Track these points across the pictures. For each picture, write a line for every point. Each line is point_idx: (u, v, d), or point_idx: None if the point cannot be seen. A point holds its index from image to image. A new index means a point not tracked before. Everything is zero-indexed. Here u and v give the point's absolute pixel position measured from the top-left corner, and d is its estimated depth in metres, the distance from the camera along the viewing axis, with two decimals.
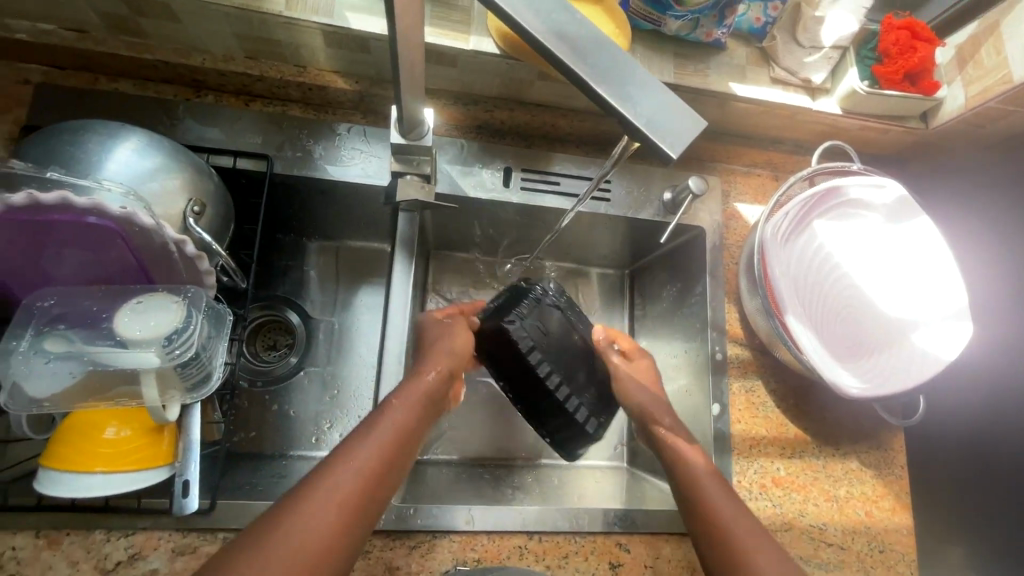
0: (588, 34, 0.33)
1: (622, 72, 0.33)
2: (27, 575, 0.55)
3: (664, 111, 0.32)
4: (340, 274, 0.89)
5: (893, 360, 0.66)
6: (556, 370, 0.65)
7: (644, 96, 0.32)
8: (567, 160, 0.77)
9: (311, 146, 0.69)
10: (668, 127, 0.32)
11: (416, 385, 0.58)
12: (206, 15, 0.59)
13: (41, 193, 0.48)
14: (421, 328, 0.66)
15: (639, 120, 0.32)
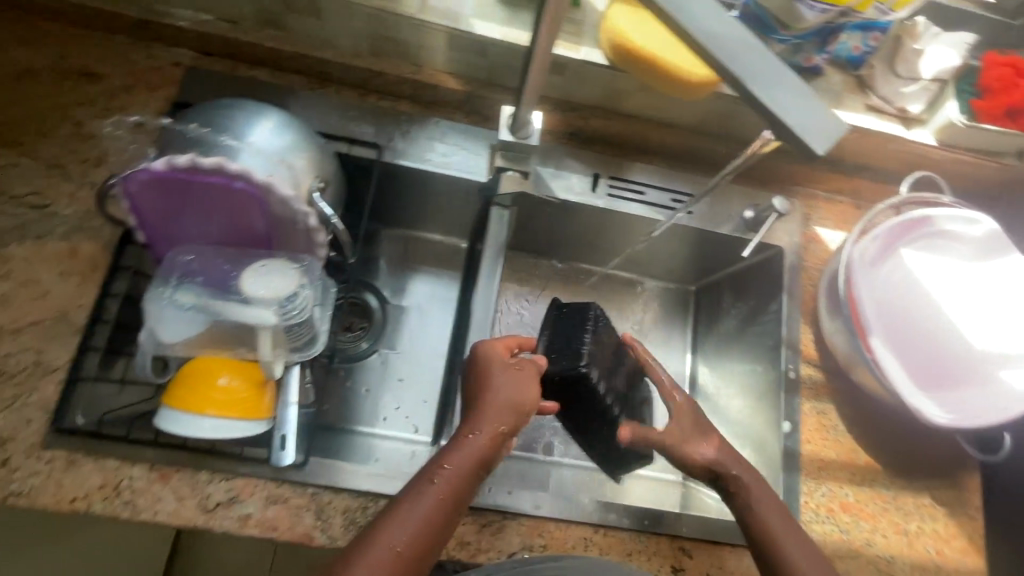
0: (745, 43, 0.35)
1: (772, 76, 0.35)
2: (140, 503, 0.60)
3: (811, 115, 0.35)
4: (422, 264, 0.93)
5: (977, 395, 0.65)
6: (619, 401, 0.67)
7: (793, 100, 0.35)
8: (652, 171, 0.80)
9: (419, 139, 0.74)
10: (815, 129, 0.34)
11: (465, 449, 0.57)
12: (348, 14, 0.66)
13: (200, 158, 0.55)
14: (486, 365, 0.63)
15: (789, 122, 0.34)
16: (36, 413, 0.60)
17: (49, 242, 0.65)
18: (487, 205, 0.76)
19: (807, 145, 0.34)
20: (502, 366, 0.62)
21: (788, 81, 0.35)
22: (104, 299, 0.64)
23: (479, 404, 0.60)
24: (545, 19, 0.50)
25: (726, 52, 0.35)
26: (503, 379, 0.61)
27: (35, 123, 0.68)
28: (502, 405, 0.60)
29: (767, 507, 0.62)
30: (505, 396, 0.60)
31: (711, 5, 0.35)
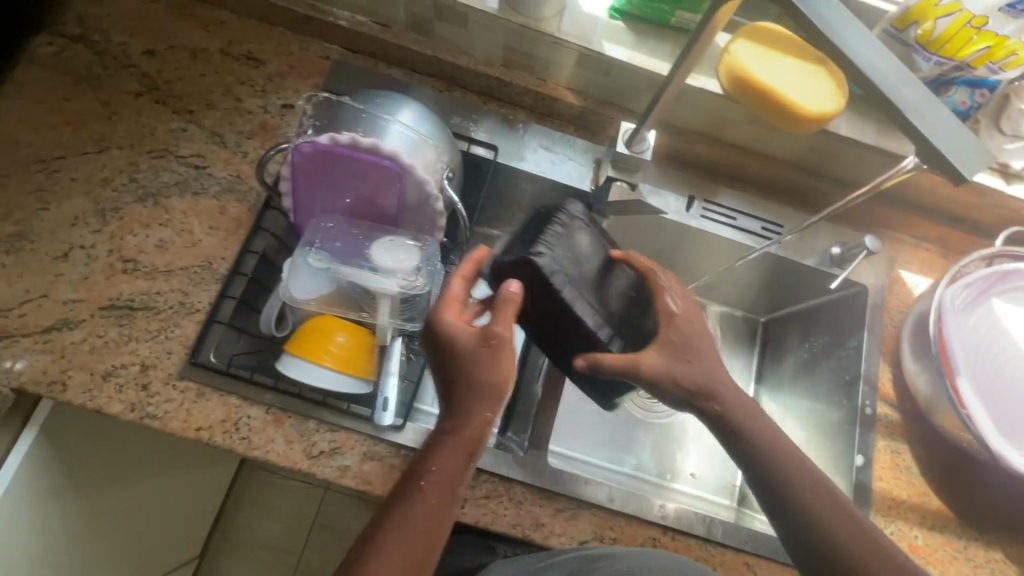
0: (900, 80, 0.42)
1: (919, 111, 0.42)
2: (254, 441, 0.65)
3: (963, 144, 0.41)
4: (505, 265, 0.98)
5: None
6: (583, 297, 0.59)
7: (947, 130, 0.41)
8: (743, 198, 0.84)
9: (529, 143, 0.81)
10: (964, 152, 0.41)
11: (451, 451, 0.56)
12: (492, 27, 0.73)
13: (359, 138, 0.62)
14: (447, 333, 0.58)
15: (943, 148, 0.41)
16: (176, 347, 0.67)
17: (203, 199, 0.73)
18: (588, 212, 0.81)
19: (956, 169, 0.41)
20: (473, 349, 0.58)
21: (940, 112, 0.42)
22: (244, 254, 0.71)
23: (459, 398, 0.57)
24: (694, 43, 0.57)
25: (886, 91, 0.42)
26: (480, 369, 0.57)
27: (203, 95, 0.77)
28: (484, 397, 0.57)
29: (834, 516, 0.58)
30: (485, 386, 0.57)
31: (878, 48, 0.43)
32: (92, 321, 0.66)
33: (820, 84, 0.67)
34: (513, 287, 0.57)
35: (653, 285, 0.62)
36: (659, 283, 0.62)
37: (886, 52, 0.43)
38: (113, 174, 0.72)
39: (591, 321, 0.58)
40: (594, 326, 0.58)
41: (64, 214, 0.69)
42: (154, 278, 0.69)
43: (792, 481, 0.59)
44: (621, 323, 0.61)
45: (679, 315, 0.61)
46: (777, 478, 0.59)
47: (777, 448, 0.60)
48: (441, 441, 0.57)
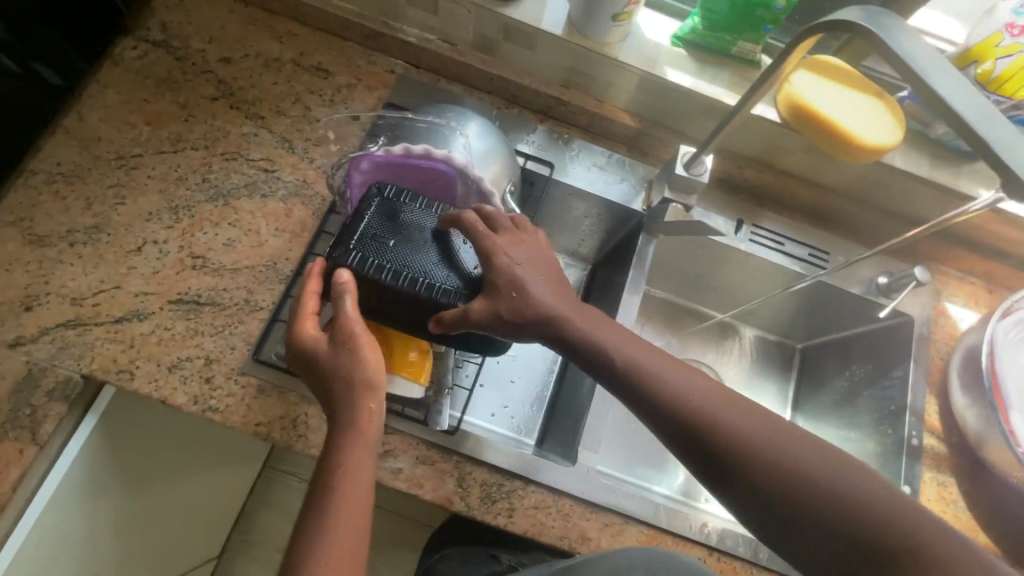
0: (987, 118, 0.44)
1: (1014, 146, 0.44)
2: (311, 439, 0.66)
3: None
4: None
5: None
6: (401, 268, 0.58)
7: None
8: (789, 225, 0.86)
9: (582, 160, 0.83)
10: None
11: (346, 448, 0.54)
12: (559, 49, 0.76)
13: (432, 150, 0.66)
14: (303, 346, 0.57)
15: None
16: (240, 343, 0.69)
17: (271, 202, 0.76)
18: (638, 231, 0.84)
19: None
20: (336, 354, 0.57)
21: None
22: (308, 256, 0.74)
23: (340, 400, 0.56)
24: (769, 74, 0.58)
25: (984, 127, 0.44)
26: (351, 368, 0.56)
27: (273, 102, 0.80)
28: (364, 393, 0.56)
29: (866, 495, 0.50)
30: (358, 378, 0.56)
31: (966, 88, 0.45)
32: (161, 314, 0.68)
33: (881, 116, 0.69)
34: (344, 276, 0.57)
35: (473, 232, 0.60)
36: (475, 226, 0.60)
37: (975, 91, 0.45)
38: (186, 174, 0.75)
39: (409, 286, 0.58)
40: (419, 290, 0.58)
41: (139, 210, 0.72)
42: (221, 275, 0.71)
43: (788, 471, 0.51)
44: (445, 272, 0.60)
45: (497, 252, 0.59)
46: (762, 469, 0.52)
47: (761, 440, 0.53)
48: (335, 441, 0.55)
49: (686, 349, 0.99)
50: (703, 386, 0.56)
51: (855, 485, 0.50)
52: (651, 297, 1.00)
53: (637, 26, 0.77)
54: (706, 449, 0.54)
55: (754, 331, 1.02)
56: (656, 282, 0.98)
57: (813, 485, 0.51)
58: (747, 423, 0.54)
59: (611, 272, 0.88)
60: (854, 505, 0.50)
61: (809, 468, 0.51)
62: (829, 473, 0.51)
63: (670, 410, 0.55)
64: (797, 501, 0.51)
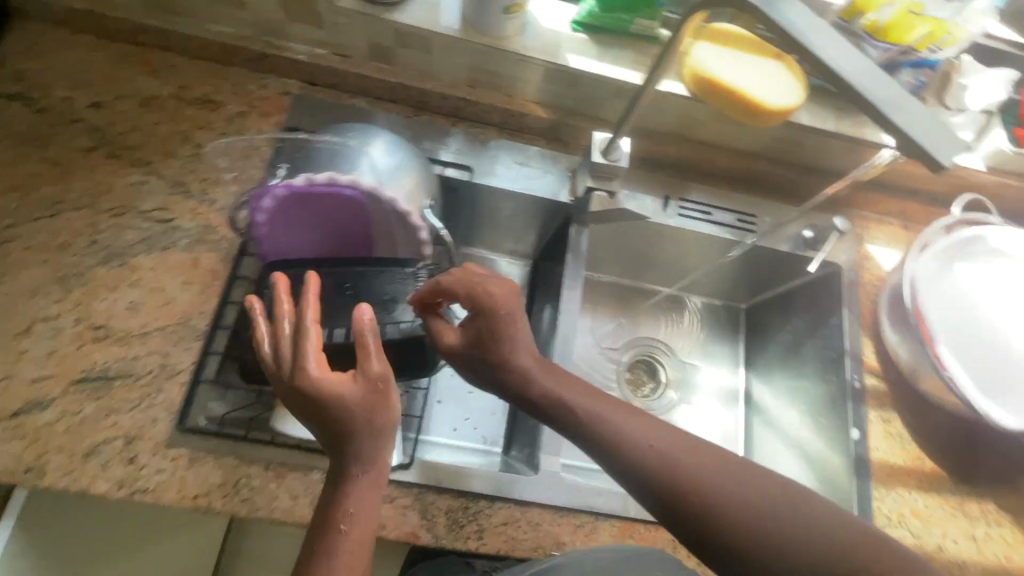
0: (871, 77, 0.45)
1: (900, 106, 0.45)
2: (257, 502, 0.62)
3: (935, 132, 0.44)
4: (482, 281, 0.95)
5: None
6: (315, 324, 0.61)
7: (917, 119, 0.44)
8: (716, 193, 0.87)
9: (502, 160, 0.80)
10: (938, 141, 0.43)
11: (359, 497, 0.51)
12: (457, 50, 0.73)
13: (337, 176, 0.61)
14: (318, 386, 0.50)
15: (919, 139, 0.43)
16: (161, 413, 0.63)
17: (173, 253, 0.69)
18: (568, 222, 0.82)
19: (939, 158, 0.43)
20: (361, 396, 0.51)
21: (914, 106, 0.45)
22: (223, 306, 0.68)
23: (349, 447, 0.51)
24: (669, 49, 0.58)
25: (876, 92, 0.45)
26: (374, 412, 0.51)
27: (158, 144, 0.74)
28: (386, 438, 0.52)
29: (834, 539, 0.50)
30: (377, 422, 0.51)
31: (848, 50, 0.45)
32: (66, 398, 0.62)
33: (785, 81, 0.70)
34: (366, 312, 0.52)
35: (459, 279, 0.59)
36: (464, 283, 0.58)
37: (858, 55, 0.45)
38: (71, 238, 0.68)
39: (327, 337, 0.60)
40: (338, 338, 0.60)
41: (21, 287, 0.65)
42: (129, 343, 0.65)
43: (757, 520, 0.51)
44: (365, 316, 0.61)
45: (483, 304, 0.58)
46: (726, 514, 0.51)
47: (732, 488, 0.52)
48: (348, 490, 0.51)
49: (637, 329, 1.01)
50: (674, 441, 0.56)
51: (817, 526, 0.51)
52: (596, 282, 1.00)
53: (533, 16, 0.74)
54: (675, 499, 0.53)
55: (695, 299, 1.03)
56: (598, 267, 0.98)
57: (784, 530, 0.50)
58: (714, 473, 0.53)
59: (548, 269, 0.87)
60: (820, 548, 0.50)
61: (773, 511, 0.51)
62: (795, 516, 0.51)
63: (639, 466, 0.54)
64: (763, 546, 0.50)
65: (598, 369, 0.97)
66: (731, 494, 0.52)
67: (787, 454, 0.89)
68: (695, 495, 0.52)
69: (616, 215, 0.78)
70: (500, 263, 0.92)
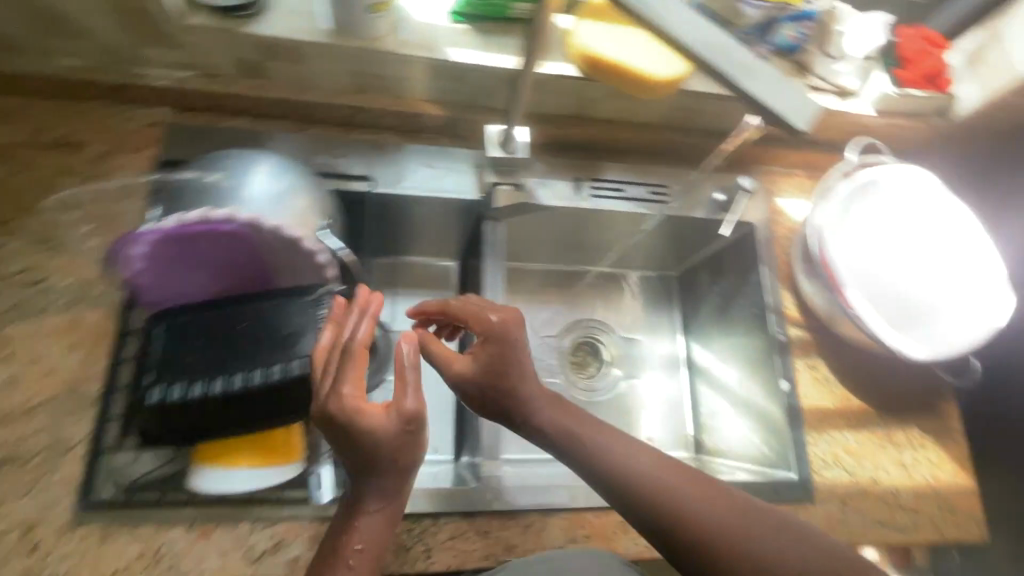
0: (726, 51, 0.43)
1: (752, 75, 0.44)
2: (182, 567, 0.58)
3: (792, 101, 0.44)
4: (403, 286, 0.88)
5: (961, 320, 0.74)
6: (214, 375, 0.57)
7: (775, 90, 0.44)
8: (625, 169, 0.86)
9: (403, 165, 0.77)
10: (794, 109, 0.44)
11: (372, 529, 0.52)
12: (331, 57, 0.69)
13: (211, 211, 0.56)
14: (351, 422, 0.46)
15: (778, 111, 0.43)
16: (60, 493, 0.58)
17: (51, 317, 0.64)
18: (480, 220, 0.80)
19: (795, 122, 0.43)
20: (393, 435, 0.48)
21: (772, 76, 0.44)
22: (115, 366, 0.63)
23: (366, 483, 0.51)
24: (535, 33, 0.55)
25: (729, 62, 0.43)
26: (400, 451, 0.49)
27: (15, 199, 0.66)
28: (407, 475, 0.51)
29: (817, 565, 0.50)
30: (399, 461, 0.50)
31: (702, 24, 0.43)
32: None
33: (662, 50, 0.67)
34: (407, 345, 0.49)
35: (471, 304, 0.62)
36: (473, 310, 0.61)
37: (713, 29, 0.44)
38: None
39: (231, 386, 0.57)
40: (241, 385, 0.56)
41: None
42: (13, 423, 0.59)
43: (742, 544, 0.51)
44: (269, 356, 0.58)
45: (493, 330, 0.60)
46: (711, 537, 0.52)
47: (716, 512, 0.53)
48: (362, 521, 0.51)
49: (573, 312, 1.00)
50: (661, 461, 0.57)
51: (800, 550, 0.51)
52: (527, 272, 0.99)
53: (407, 13, 0.71)
54: (661, 521, 0.53)
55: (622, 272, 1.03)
56: (523, 258, 0.97)
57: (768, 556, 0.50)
58: (699, 496, 0.54)
59: (469, 269, 0.85)
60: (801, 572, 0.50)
61: (758, 536, 0.51)
62: (776, 541, 0.51)
63: (626, 487, 0.55)
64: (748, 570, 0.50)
65: (539, 358, 0.96)
66: (715, 518, 0.52)
67: (730, 411, 0.91)
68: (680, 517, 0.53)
69: (531, 202, 0.79)
70: (422, 265, 0.89)
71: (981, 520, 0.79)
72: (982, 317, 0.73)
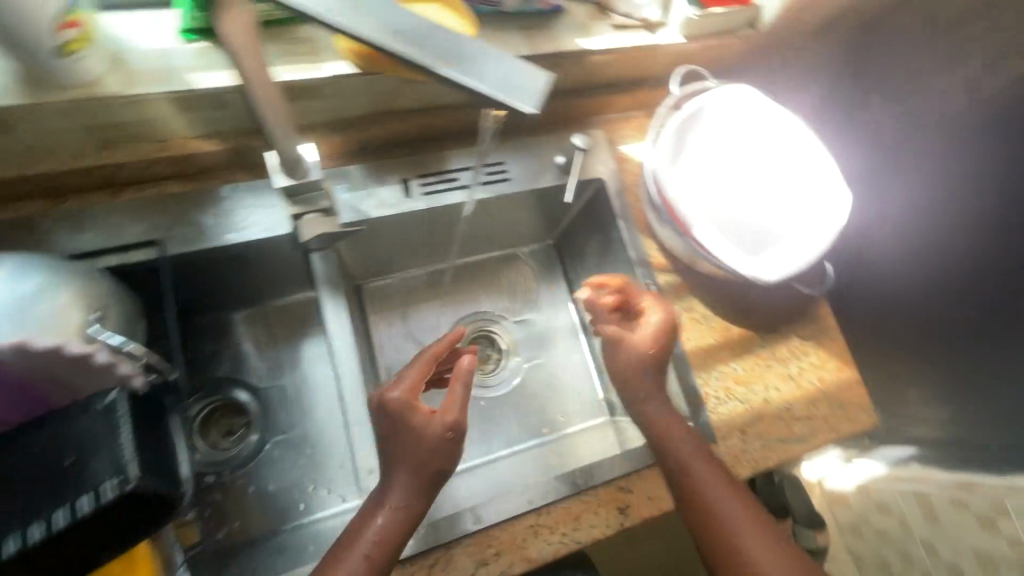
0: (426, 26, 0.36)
1: (463, 57, 0.36)
2: None
3: (513, 76, 0.35)
4: (275, 333, 0.93)
5: (803, 230, 0.75)
6: None
7: (489, 66, 0.35)
8: (458, 154, 0.80)
9: (199, 218, 0.67)
10: (517, 86, 0.35)
11: (396, 522, 0.59)
12: (45, 119, 0.57)
13: None
14: (394, 410, 0.62)
15: (497, 93, 0.35)
16: None
17: None
18: (308, 255, 0.73)
19: (520, 103, 0.35)
20: (435, 438, 0.61)
21: (489, 49, 0.36)
22: None
23: (397, 479, 0.61)
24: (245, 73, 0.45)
25: (409, 41, 0.35)
26: (425, 444, 0.61)
27: None
28: (434, 472, 0.61)
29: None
30: (422, 454, 0.61)
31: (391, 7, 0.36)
32: None
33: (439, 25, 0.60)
34: (466, 362, 0.64)
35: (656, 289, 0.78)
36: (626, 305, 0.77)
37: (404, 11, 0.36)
38: None
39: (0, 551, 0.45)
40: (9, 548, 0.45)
41: None
42: None
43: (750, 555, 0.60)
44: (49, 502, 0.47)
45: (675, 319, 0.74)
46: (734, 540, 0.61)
47: (740, 525, 0.62)
48: (382, 518, 0.59)
49: (459, 308, 0.97)
50: (719, 475, 0.66)
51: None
52: (404, 281, 0.96)
53: (126, 44, 0.60)
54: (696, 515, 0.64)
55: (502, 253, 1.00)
56: (397, 266, 0.93)
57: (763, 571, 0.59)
58: (735, 507, 0.63)
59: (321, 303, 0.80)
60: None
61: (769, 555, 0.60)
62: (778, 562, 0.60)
63: (681, 480, 0.66)
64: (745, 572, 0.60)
65: None
66: (737, 521, 0.62)
67: None
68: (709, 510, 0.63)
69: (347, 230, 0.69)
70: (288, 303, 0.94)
71: (869, 406, 0.83)
72: (821, 222, 0.75)
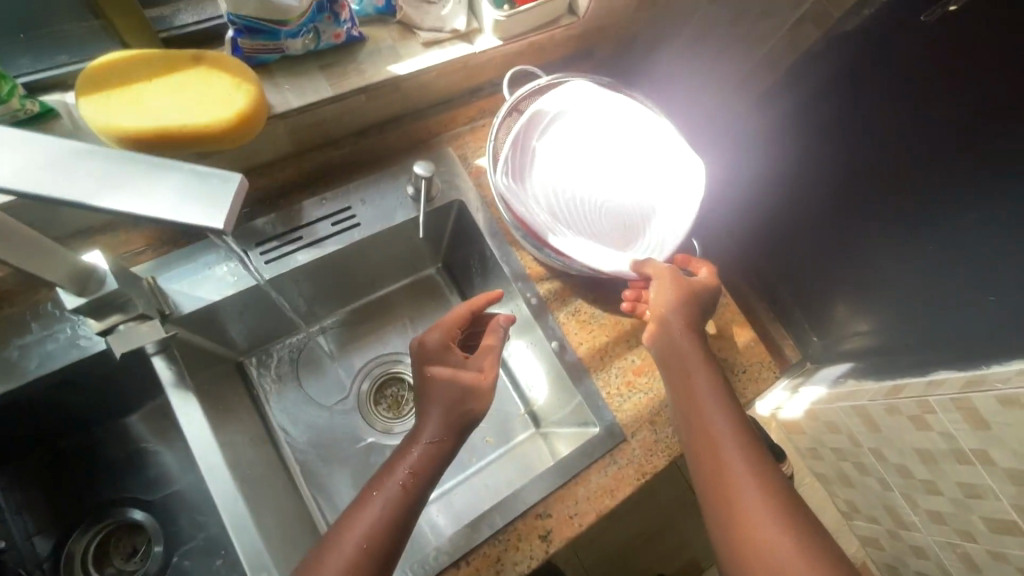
0: (88, 153, 0.38)
1: (125, 185, 0.38)
2: None
3: (184, 195, 0.38)
4: (171, 432, 0.83)
5: (668, 207, 0.74)
6: None
7: (156, 190, 0.38)
8: (297, 207, 0.76)
9: (6, 351, 0.64)
10: (190, 199, 0.37)
11: (426, 464, 0.62)
12: None
13: None
14: (423, 354, 0.66)
15: (163, 213, 0.37)
16: None
17: None
18: (148, 355, 0.69)
19: (185, 220, 0.37)
20: (465, 379, 0.65)
21: (159, 166, 0.39)
22: None
23: (430, 415, 0.63)
24: None
25: (69, 175, 0.37)
26: (459, 381, 0.64)
27: None
28: (464, 415, 0.64)
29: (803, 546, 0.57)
30: (458, 389, 0.64)
31: (40, 145, 0.37)
32: None
33: (208, 94, 0.57)
34: (502, 320, 0.72)
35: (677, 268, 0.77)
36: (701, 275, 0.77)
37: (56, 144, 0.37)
38: None
39: None
40: None
41: None
42: None
43: (750, 498, 0.61)
44: None
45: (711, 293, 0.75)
46: (739, 482, 0.62)
47: (747, 470, 0.62)
48: (416, 452, 0.62)
49: (356, 355, 0.90)
50: (732, 420, 0.66)
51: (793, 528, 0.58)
52: (285, 347, 0.88)
53: None
54: (705, 449, 0.65)
55: (405, 281, 0.93)
56: (280, 333, 0.86)
57: (761, 512, 0.59)
58: (743, 450, 0.64)
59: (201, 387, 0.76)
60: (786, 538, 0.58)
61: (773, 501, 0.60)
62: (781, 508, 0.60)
63: (693, 414, 0.67)
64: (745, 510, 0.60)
65: (337, 425, 0.85)
66: (741, 462, 0.63)
67: (541, 375, 0.84)
68: (715, 445, 0.64)
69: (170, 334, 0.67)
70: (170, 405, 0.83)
71: (771, 362, 0.83)
72: (682, 196, 0.74)
